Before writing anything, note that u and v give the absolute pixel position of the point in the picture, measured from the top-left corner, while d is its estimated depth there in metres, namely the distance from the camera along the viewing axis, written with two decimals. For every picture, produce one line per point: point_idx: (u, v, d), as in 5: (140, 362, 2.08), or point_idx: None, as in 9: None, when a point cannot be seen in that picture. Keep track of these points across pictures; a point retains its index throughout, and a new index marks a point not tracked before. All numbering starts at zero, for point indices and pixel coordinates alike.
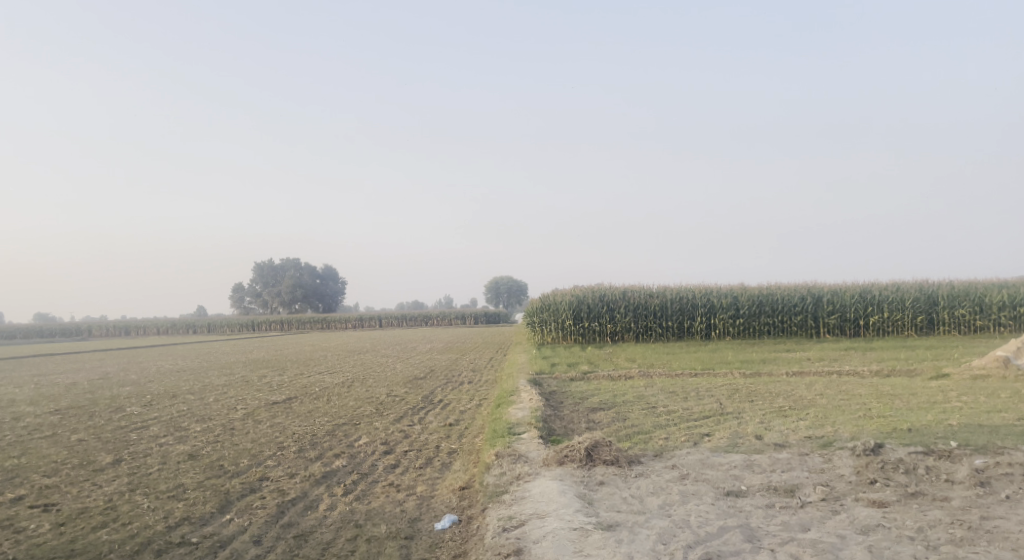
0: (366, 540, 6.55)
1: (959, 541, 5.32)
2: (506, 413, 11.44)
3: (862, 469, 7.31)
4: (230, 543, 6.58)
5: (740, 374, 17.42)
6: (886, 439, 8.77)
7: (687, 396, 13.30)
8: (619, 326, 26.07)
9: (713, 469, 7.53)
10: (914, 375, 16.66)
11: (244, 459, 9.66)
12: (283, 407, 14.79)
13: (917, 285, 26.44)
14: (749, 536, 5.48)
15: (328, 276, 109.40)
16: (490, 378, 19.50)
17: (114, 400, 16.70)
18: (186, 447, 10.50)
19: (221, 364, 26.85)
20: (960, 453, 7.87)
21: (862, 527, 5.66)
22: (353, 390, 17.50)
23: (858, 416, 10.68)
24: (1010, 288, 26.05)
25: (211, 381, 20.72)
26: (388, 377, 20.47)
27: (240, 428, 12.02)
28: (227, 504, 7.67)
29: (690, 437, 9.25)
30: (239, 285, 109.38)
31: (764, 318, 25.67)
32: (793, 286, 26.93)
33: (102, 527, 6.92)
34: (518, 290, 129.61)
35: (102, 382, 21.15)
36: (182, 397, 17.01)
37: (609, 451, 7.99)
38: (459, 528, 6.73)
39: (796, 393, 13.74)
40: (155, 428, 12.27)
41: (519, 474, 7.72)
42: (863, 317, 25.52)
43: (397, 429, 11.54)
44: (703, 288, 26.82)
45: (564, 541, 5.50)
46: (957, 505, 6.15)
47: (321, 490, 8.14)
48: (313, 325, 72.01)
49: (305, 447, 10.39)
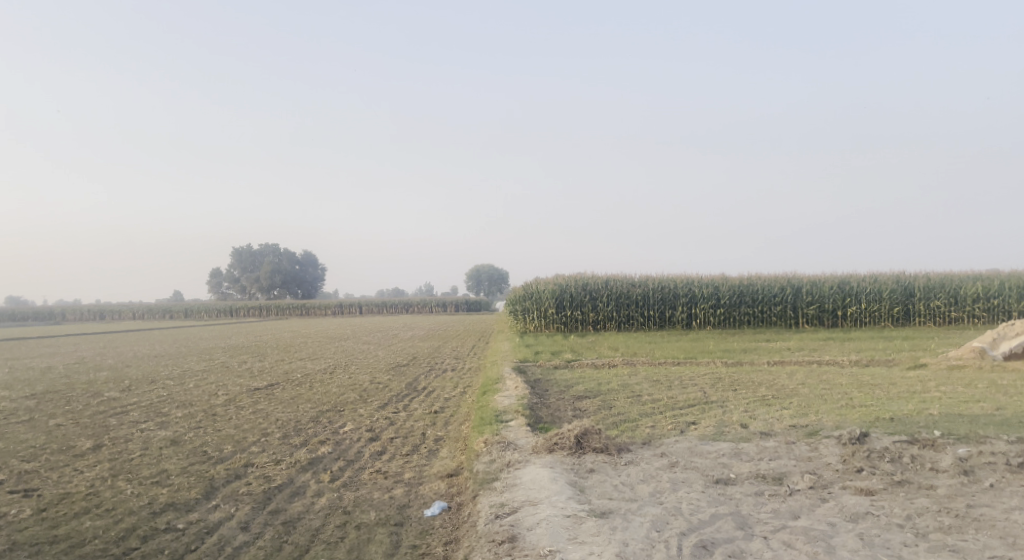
0: (355, 527, 6.50)
1: (947, 529, 5.39)
2: (493, 400, 11.41)
3: (848, 458, 7.39)
4: (217, 529, 6.49)
5: (722, 363, 17.53)
6: (870, 428, 8.87)
7: (670, 385, 13.36)
8: (602, 315, 26.14)
9: (702, 457, 7.57)
10: (892, 365, 16.88)
11: (228, 445, 9.55)
12: (265, 393, 14.66)
13: (894, 277, 26.80)
14: (742, 523, 5.51)
15: (307, 262, 108.57)
16: (473, 365, 19.46)
17: (92, 384, 16.45)
18: (168, 433, 10.36)
19: (200, 349, 26.57)
20: (943, 442, 7.98)
21: (852, 515, 5.72)
22: (336, 377, 17.38)
23: (841, 406, 10.80)
24: (985, 281, 26.47)
25: (190, 366, 20.49)
26: (371, 364, 20.37)
27: (223, 414, 11.89)
28: (213, 490, 7.58)
29: (676, 425, 9.29)
30: (216, 271, 108.20)
31: (744, 309, 25.87)
32: (774, 276, 27.13)
33: (86, 513, 6.80)
34: (499, 278, 129.66)
35: (77, 366, 20.84)
36: (162, 382, 16.80)
37: (599, 439, 8.00)
38: (449, 515, 6.71)
39: (778, 382, 13.86)
40: (135, 413, 12.09)
41: (508, 462, 7.70)
42: (842, 308, 25.80)
43: (382, 416, 11.48)
44: (685, 278, 26.94)
45: (558, 528, 5.49)
46: (944, 493, 6.24)
47: (308, 476, 8.08)
48: (292, 312, 71.50)
49: (290, 433, 10.30)
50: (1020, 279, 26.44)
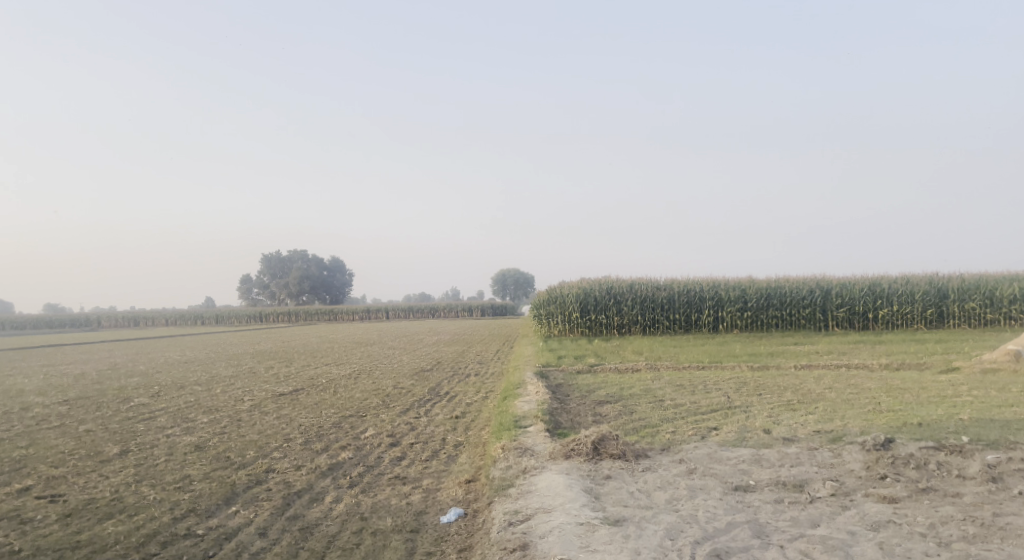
0: (372, 533, 6.52)
1: (972, 538, 5.24)
2: (513, 405, 11.39)
3: (872, 464, 7.24)
4: (235, 535, 6.56)
5: (748, 367, 17.32)
6: (897, 434, 8.68)
7: (694, 390, 13.22)
8: (626, 319, 25.99)
9: (721, 464, 7.46)
10: (923, 369, 16.52)
11: (250, 450, 9.66)
12: (289, 398, 14.82)
13: (927, 278, 26.25)
14: (758, 532, 5.42)
15: (335, 267, 109.61)
16: (497, 370, 19.45)
17: (123, 390, 16.79)
18: (193, 438, 10.51)
19: (229, 355, 26.94)
20: (972, 448, 7.77)
21: (873, 523, 5.59)
22: (360, 382, 17.50)
23: (867, 411, 10.58)
24: (1021, 282, 25.81)
25: (218, 371, 20.77)
26: (395, 369, 20.47)
27: (247, 419, 12.03)
28: (233, 496, 7.67)
29: (697, 431, 9.18)
30: (246, 277, 109.64)
31: (772, 311, 25.52)
32: (802, 279, 26.75)
33: (108, 519, 6.91)
34: (525, 281, 129.78)
35: (110, 372, 21.25)
36: (190, 388, 17.06)
37: (616, 444, 7.93)
38: (465, 521, 6.70)
39: (804, 386, 13.64)
40: (163, 419, 12.28)
41: (525, 468, 7.68)
42: (873, 310, 25.33)
43: (403, 421, 11.53)
44: (711, 281, 26.67)
45: (571, 536, 5.45)
46: (970, 501, 6.07)
47: (327, 482, 8.13)
48: (321, 317, 72.23)
49: (312, 439, 10.39)
50: None
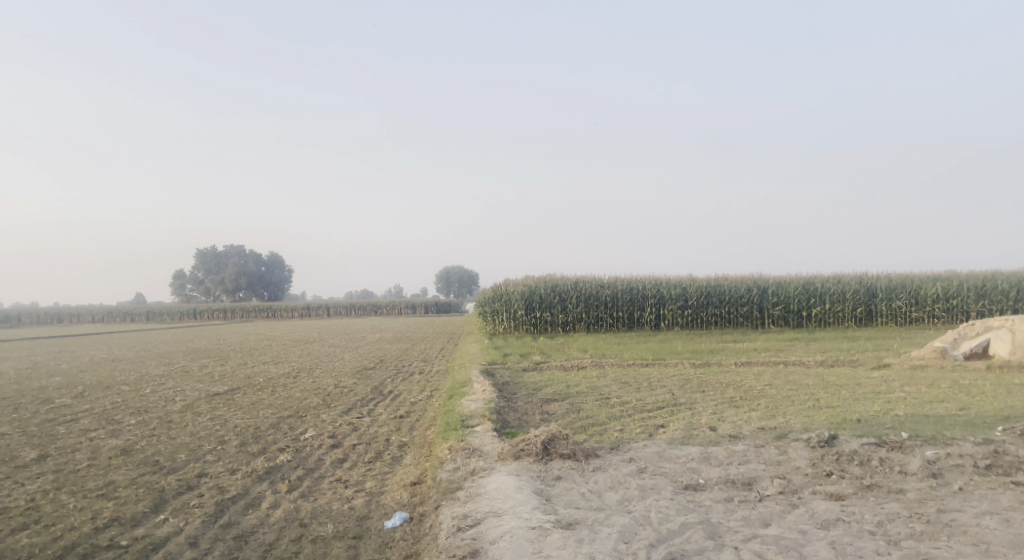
0: (312, 540, 6.21)
1: (919, 535, 5.29)
2: (459, 404, 11.15)
3: (818, 461, 7.29)
4: (163, 545, 6.16)
5: (690, 364, 17.50)
6: (839, 430, 8.82)
7: (639, 387, 13.24)
8: (570, 316, 26.00)
9: (671, 462, 7.41)
10: (856, 366, 16.97)
11: (181, 454, 9.16)
12: (224, 398, 14.20)
13: (858, 277, 27.13)
14: (711, 533, 5.35)
15: (274, 263, 107.02)
16: (440, 368, 19.15)
17: (42, 391, 15.81)
18: (120, 442, 9.92)
19: (161, 353, 25.84)
20: (911, 444, 7.92)
21: (822, 521, 5.59)
22: (300, 381, 16.97)
23: (808, 407, 10.76)
24: (945, 280, 26.92)
25: (148, 371, 19.85)
26: (335, 367, 19.98)
27: (178, 420, 11.47)
28: (162, 503, 7.22)
29: (645, 429, 9.13)
30: (179, 272, 105.89)
31: (712, 309, 25.92)
32: (740, 278, 27.29)
33: (23, 530, 6.41)
34: (469, 280, 129.67)
35: (30, 371, 20.09)
36: (117, 388, 16.19)
37: (566, 444, 7.76)
38: (410, 527, 6.47)
39: (746, 383, 13.83)
40: (86, 421, 11.58)
41: (473, 469, 7.46)
42: (807, 308, 26.02)
43: (345, 421, 11.15)
44: (653, 279, 26.95)
45: (522, 541, 5.27)
46: (913, 497, 6.15)
47: (264, 487, 7.75)
48: (258, 314, 70.14)
49: (248, 441, 9.94)
50: (979, 279, 26.94)
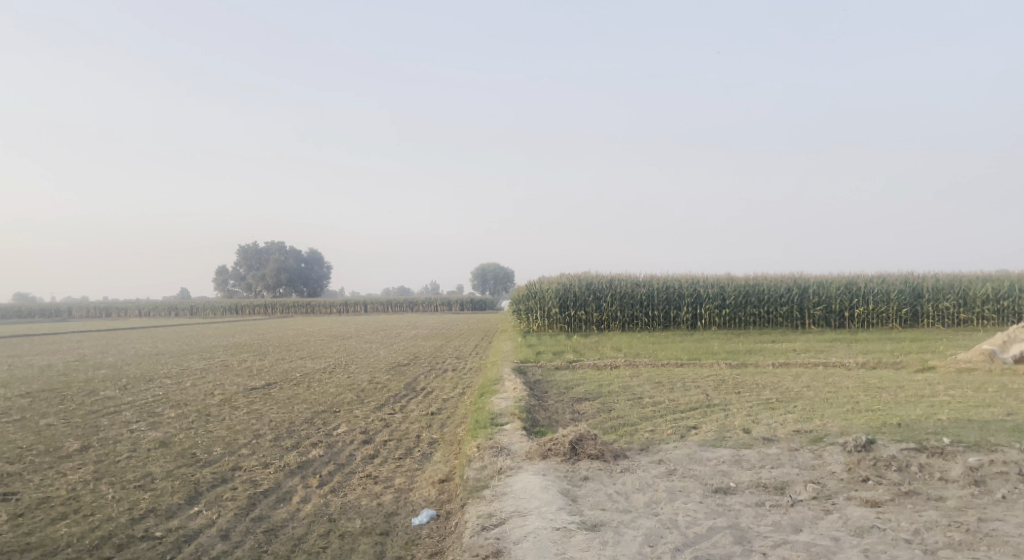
0: (339, 536, 6.27)
1: (958, 545, 5.11)
2: (490, 402, 11.15)
3: (854, 466, 7.10)
4: (196, 537, 6.28)
5: (726, 365, 17.25)
6: (877, 434, 8.58)
7: (672, 387, 13.08)
8: (605, 315, 25.85)
9: (701, 465, 7.29)
10: (899, 368, 16.52)
11: (217, 447, 9.33)
12: (260, 393, 14.44)
13: (902, 277, 26.40)
14: (739, 538, 5.25)
15: (314, 260, 108.59)
16: (474, 366, 19.18)
17: (88, 383, 16.28)
18: (159, 434, 10.15)
19: (202, 347, 26.41)
20: (952, 450, 7.66)
21: (856, 529, 5.45)
22: (335, 376, 17.18)
23: (846, 410, 10.50)
24: (995, 281, 26.05)
25: (189, 364, 20.32)
26: (371, 363, 20.19)
27: (216, 414, 11.70)
28: (196, 495, 7.36)
29: (676, 430, 9.01)
30: (222, 268, 108.21)
31: (750, 309, 25.51)
32: (780, 277, 26.81)
33: (62, 520, 6.59)
34: (506, 277, 129.82)
35: (78, 364, 20.73)
36: (159, 381, 16.59)
37: (594, 444, 7.70)
38: (437, 524, 6.48)
39: (783, 384, 13.56)
40: (128, 413, 11.89)
41: (500, 468, 7.44)
42: (849, 308, 25.43)
43: (377, 417, 11.24)
44: (690, 278, 26.64)
45: (546, 542, 5.23)
46: (953, 505, 5.96)
47: (295, 481, 7.85)
48: (298, 310, 71.29)
49: (282, 435, 10.08)
50: None
